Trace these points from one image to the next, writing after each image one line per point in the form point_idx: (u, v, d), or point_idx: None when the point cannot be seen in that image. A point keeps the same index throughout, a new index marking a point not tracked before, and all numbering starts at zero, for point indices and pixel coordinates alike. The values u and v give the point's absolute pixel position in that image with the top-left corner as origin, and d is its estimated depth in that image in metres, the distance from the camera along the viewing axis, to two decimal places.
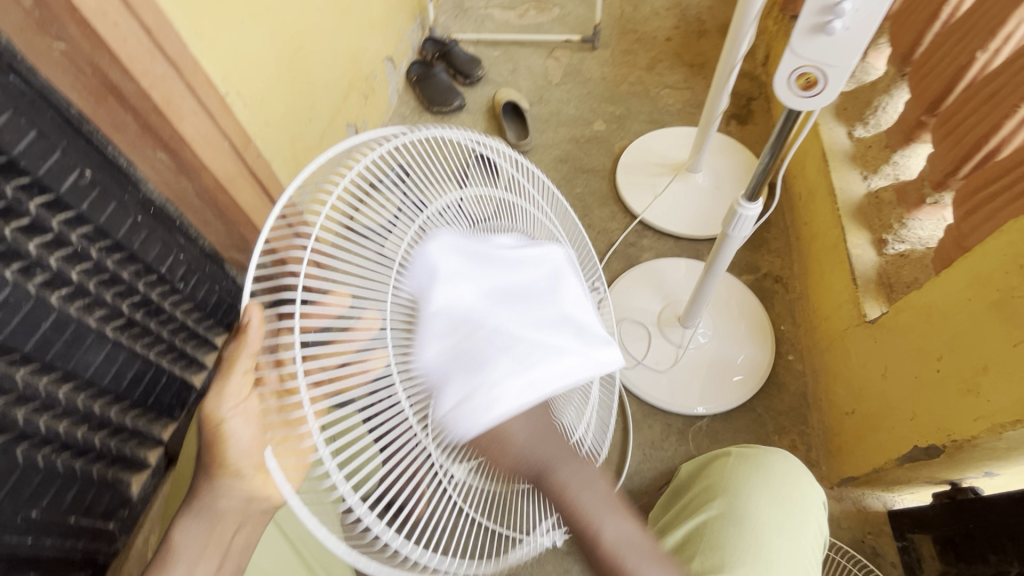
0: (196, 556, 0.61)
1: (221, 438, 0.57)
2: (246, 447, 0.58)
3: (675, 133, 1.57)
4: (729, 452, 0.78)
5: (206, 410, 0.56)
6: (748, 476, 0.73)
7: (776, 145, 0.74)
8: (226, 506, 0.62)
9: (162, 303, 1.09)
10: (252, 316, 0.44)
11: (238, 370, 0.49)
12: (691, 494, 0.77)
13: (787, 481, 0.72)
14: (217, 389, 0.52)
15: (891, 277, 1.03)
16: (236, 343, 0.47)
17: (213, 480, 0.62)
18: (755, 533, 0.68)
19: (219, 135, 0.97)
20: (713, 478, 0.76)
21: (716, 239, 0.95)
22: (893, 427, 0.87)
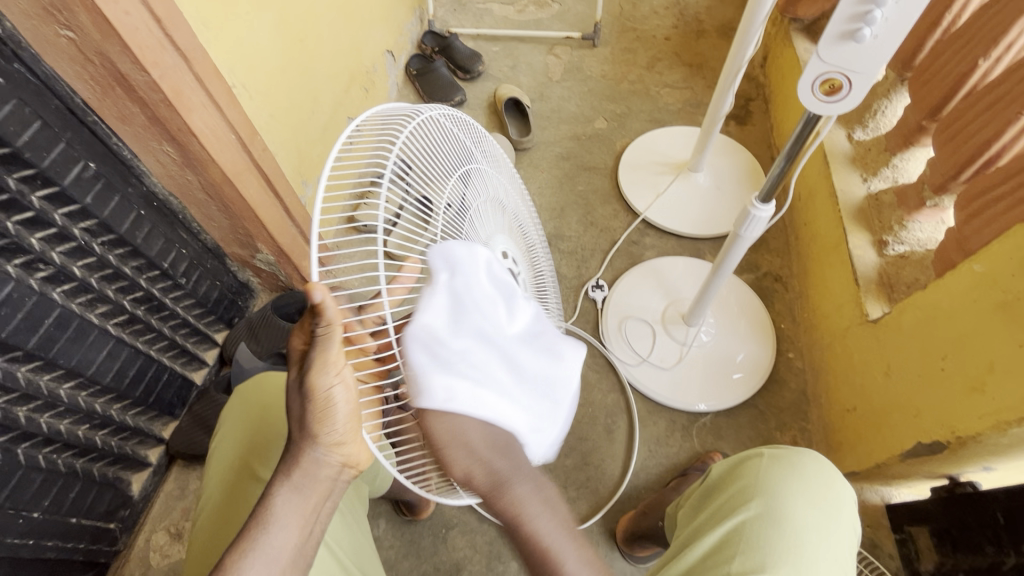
0: (290, 525, 0.58)
1: (326, 407, 0.55)
2: (346, 415, 0.56)
3: (677, 133, 1.59)
4: (760, 451, 0.72)
5: (308, 385, 0.53)
6: (783, 481, 0.67)
7: (793, 150, 0.75)
8: (324, 475, 0.59)
9: (164, 299, 1.06)
10: (321, 293, 0.47)
11: (334, 342, 0.51)
12: (718, 497, 0.70)
13: (823, 479, 0.68)
14: (319, 362, 0.52)
15: (892, 278, 1.05)
16: (321, 320, 0.50)
17: (299, 492, 0.58)
18: (794, 538, 0.63)
19: (226, 128, 0.95)
20: (746, 480, 0.69)
21: (725, 239, 0.96)
22: (896, 423, 0.90)
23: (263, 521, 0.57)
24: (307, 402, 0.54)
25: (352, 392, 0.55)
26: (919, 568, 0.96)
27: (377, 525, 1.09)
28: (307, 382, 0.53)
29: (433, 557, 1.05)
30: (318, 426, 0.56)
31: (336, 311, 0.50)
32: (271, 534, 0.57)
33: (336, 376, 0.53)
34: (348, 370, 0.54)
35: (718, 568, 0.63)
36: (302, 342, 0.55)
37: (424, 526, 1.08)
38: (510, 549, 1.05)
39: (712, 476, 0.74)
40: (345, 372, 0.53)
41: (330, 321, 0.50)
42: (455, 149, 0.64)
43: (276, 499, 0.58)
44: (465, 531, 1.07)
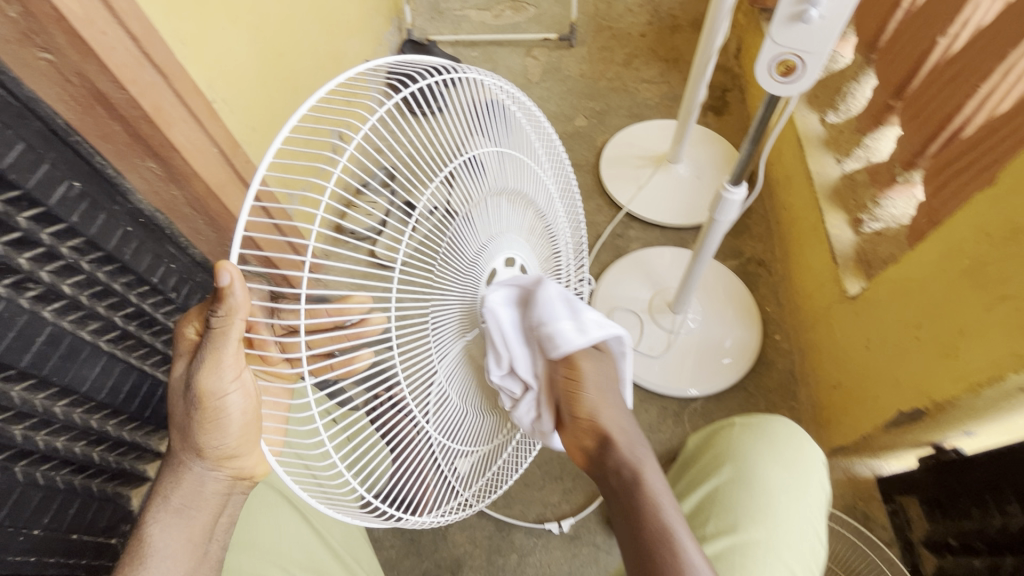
0: (180, 548, 0.58)
1: (216, 414, 0.53)
2: (244, 422, 0.55)
3: (655, 126, 1.61)
4: (732, 422, 0.74)
5: (197, 389, 0.52)
6: (754, 445, 0.69)
7: (757, 132, 0.77)
8: (212, 492, 0.59)
9: (155, 314, 1.08)
10: (230, 277, 0.44)
11: (230, 340, 0.48)
12: (694, 468, 0.72)
13: (795, 446, 0.69)
14: (209, 363, 0.50)
15: (868, 254, 1.08)
16: (222, 310, 0.46)
17: (182, 514, 0.58)
18: (765, 498, 0.65)
19: (208, 141, 0.97)
20: (718, 448, 0.71)
21: (702, 225, 0.98)
22: (880, 395, 0.92)
23: (142, 553, 0.57)
24: (197, 407, 0.53)
25: (251, 399, 0.54)
26: (911, 536, 0.99)
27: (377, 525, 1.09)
28: (200, 381, 0.52)
29: (433, 554, 1.06)
30: (205, 435, 0.55)
31: (243, 304, 0.47)
32: (152, 567, 0.57)
33: (233, 380, 0.52)
34: (248, 375, 0.53)
35: (693, 530, 0.65)
36: (193, 330, 0.54)
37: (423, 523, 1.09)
38: (508, 541, 1.06)
39: (691, 450, 0.77)
40: (245, 377, 0.52)
41: (231, 312, 0.47)
42: (475, 138, 0.64)
43: (152, 527, 0.58)
44: (464, 527, 1.08)
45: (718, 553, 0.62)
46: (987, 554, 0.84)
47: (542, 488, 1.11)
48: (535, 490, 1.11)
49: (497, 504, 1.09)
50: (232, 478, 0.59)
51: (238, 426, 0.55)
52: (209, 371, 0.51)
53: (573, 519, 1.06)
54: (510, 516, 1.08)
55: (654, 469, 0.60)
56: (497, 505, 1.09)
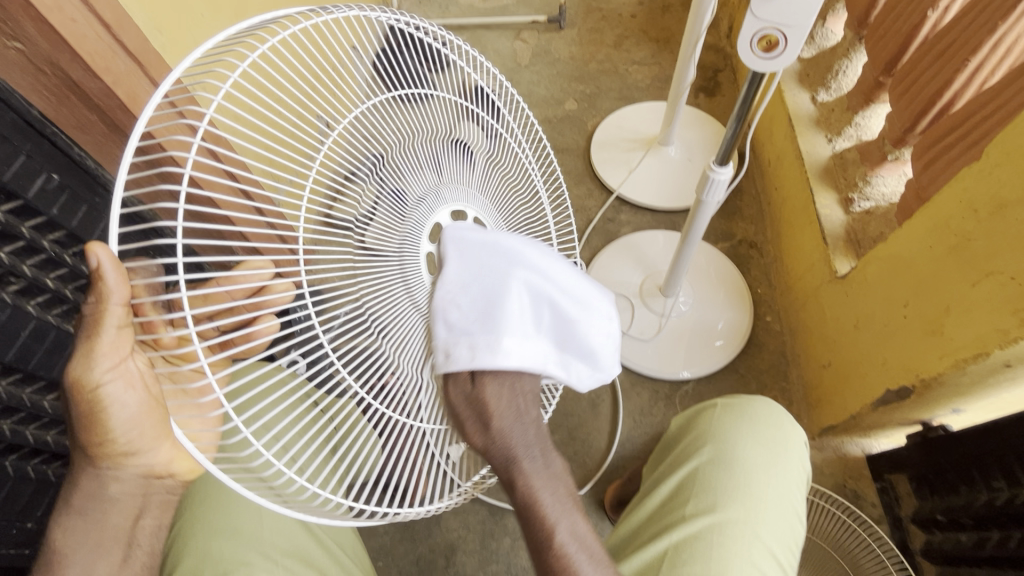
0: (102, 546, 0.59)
1: (99, 406, 0.49)
2: (131, 416, 0.51)
3: (645, 108, 1.59)
4: (713, 401, 0.74)
5: (75, 379, 0.48)
6: (735, 425, 0.69)
7: (743, 110, 0.76)
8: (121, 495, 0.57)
9: None
10: (100, 259, 0.41)
11: (106, 329, 0.45)
12: (676, 448, 0.72)
13: (776, 426, 0.69)
14: (84, 353, 0.47)
15: (858, 233, 1.07)
16: (94, 297, 0.44)
17: (85, 516, 0.58)
18: (745, 477, 0.65)
19: None
20: (699, 428, 0.71)
21: (690, 206, 0.97)
22: (867, 373, 0.91)
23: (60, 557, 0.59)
24: (77, 397, 0.50)
25: (137, 390, 0.50)
26: (900, 514, 0.99)
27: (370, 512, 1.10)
28: (77, 371, 0.48)
29: (427, 540, 1.07)
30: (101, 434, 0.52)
31: (121, 289, 0.44)
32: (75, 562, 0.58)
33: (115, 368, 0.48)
34: (133, 365, 0.49)
35: (673, 512, 0.65)
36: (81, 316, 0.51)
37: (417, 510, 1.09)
38: (502, 526, 1.07)
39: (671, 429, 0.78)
40: (125, 365, 0.48)
41: (104, 300, 0.44)
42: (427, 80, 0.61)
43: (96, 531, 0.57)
44: (458, 512, 1.08)
45: (696, 532, 0.62)
46: (974, 529, 0.85)
47: None
48: None
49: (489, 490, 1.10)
50: (143, 477, 0.56)
51: (140, 420, 0.52)
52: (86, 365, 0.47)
53: None
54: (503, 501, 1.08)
55: (573, 518, 0.52)
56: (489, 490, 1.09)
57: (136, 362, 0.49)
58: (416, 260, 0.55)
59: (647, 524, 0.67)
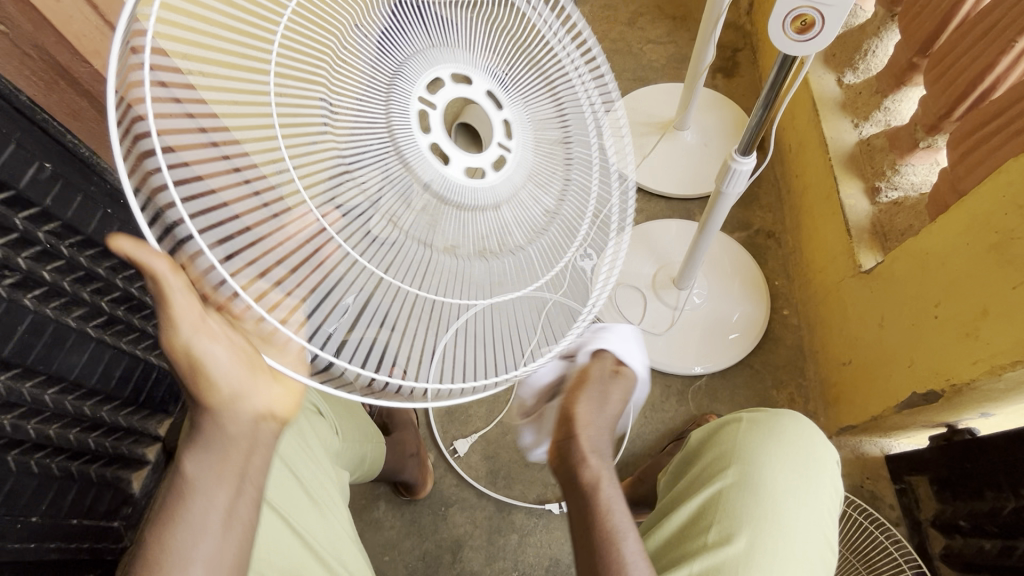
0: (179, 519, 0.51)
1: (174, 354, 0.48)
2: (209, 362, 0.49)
3: (661, 90, 1.53)
4: (739, 416, 0.70)
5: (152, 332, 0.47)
6: (763, 445, 0.66)
7: (770, 96, 0.71)
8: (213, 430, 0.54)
9: (144, 298, 1.06)
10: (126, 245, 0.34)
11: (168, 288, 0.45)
12: (697, 465, 0.69)
13: (806, 445, 0.66)
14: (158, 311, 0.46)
15: (884, 226, 1.01)
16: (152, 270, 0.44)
17: (204, 449, 0.48)
18: (771, 503, 0.62)
19: None
20: (723, 446, 0.67)
21: (709, 198, 0.92)
22: (891, 375, 0.88)
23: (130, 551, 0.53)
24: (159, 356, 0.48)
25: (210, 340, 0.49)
26: (919, 516, 0.96)
27: (376, 506, 1.09)
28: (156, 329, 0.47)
29: (433, 535, 1.06)
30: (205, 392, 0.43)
31: None
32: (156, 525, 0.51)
33: (201, 334, 0.39)
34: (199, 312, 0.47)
35: (693, 538, 0.63)
36: None
37: (423, 504, 1.08)
38: (509, 522, 1.05)
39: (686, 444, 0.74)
40: (204, 324, 0.38)
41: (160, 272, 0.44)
42: None
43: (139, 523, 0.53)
44: (465, 507, 1.07)
45: (717, 562, 0.60)
46: (999, 537, 0.82)
47: (542, 468, 1.09)
48: (535, 470, 1.09)
49: (496, 484, 1.08)
50: (259, 417, 0.46)
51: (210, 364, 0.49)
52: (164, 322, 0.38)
53: None
54: (511, 497, 1.07)
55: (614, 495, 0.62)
56: (495, 485, 1.08)
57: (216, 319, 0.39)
58: (401, 121, 0.42)
59: (664, 548, 0.64)
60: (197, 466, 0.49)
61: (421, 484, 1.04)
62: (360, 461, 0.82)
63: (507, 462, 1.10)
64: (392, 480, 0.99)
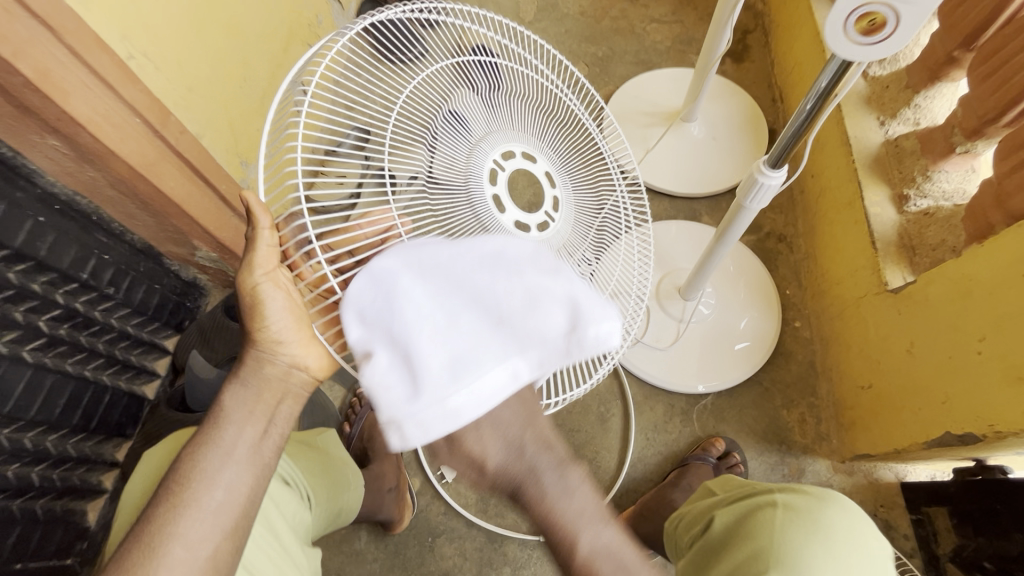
0: (242, 462, 0.52)
1: (258, 306, 0.52)
2: (286, 321, 0.53)
3: (666, 75, 1.40)
4: (774, 502, 0.64)
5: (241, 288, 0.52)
6: (804, 540, 0.61)
7: (814, 105, 0.61)
8: (273, 377, 0.54)
9: (91, 313, 0.95)
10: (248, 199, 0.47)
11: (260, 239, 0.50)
12: (727, 561, 0.62)
13: (851, 536, 0.61)
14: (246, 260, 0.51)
15: (913, 238, 0.92)
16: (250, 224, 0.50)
17: (246, 389, 0.54)
18: None
19: (126, 110, 0.79)
20: (761, 541, 0.62)
21: (726, 207, 0.82)
22: (920, 408, 0.80)
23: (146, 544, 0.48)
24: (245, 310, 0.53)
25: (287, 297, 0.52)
26: (937, 551, 0.90)
27: (357, 537, 1.00)
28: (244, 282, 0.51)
29: (419, 569, 0.98)
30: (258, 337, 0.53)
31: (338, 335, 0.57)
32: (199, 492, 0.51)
33: (268, 279, 0.51)
34: (280, 273, 0.52)
35: None
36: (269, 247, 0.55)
37: (408, 535, 1.00)
38: (501, 554, 0.98)
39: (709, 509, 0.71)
40: (276, 273, 0.52)
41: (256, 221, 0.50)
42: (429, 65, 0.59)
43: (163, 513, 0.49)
44: (453, 538, 0.99)
45: None
46: None
47: None
48: None
49: (487, 513, 1.01)
50: (290, 367, 0.55)
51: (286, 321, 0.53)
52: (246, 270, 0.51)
53: None
54: (502, 527, 0.99)
55: (596, 529, 0.58)
56: (487, 513, 1.01)
57: (285, 272, 0.52)
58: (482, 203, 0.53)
59: None
60: (233, 401, 0.53)
61: (398, 517, 0.96)
62: (332, 515, 0.73)
63: (498, 488, 1.02)
64: (370, 519, 0.91)
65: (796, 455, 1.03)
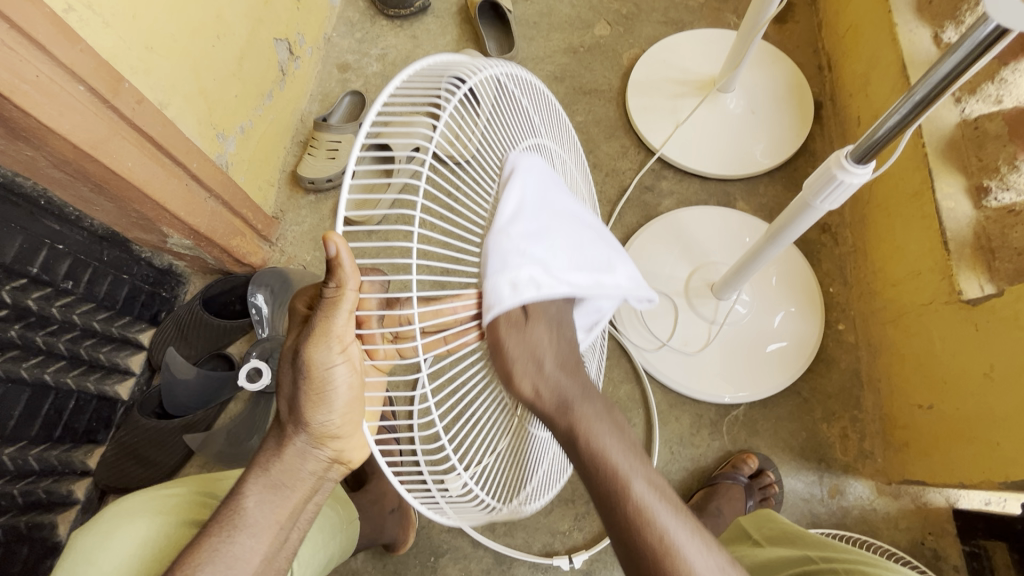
0: (262, 531, 0.50)
1: (321, 386, 0.45)
2: (348, 397, 0.46)
3: (699, 38, 1.24)
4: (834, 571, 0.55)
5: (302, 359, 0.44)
6: None
7: (930, 90, 0.48)
8: (309, 471, 0.51)
9: (46, 311, 0.83)
10: (338, 247, 0.37)
11: (342, 313, 0.40)
12: None
13: None
14: (318, 333, 0.42)
15: (993, 240, 0.79)
16: (332, 282, 0.39)
17: (277, 491, 0.50)
18: None
19: (64, 75, 0.65)
20: None
21: (787, 205, 0.69)
22: (1000, 442, 0.72)
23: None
24: (303, 380, 0.45)
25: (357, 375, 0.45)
26: None
27: (353, 555, 0.92)
28: (306, 354, 0.43)
29: None
30: (311, 410, 0.47)
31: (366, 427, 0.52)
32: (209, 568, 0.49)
33: (339, 354, 0.43)
34: (356, 350, 0.44)
35: None
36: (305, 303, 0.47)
37: (409, 554, 0.92)
38: None
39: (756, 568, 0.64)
40: (353, 350, 0.44)
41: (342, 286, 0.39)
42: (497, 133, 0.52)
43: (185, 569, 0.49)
44: (458, 559, 0.91)
45: None
46: None
47: (550, 514, 0.93)
48: (541, 516, 0.93)
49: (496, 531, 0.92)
50: (332, 460, 0.51)
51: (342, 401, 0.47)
52: (319, 341, 0.43)
53: (587, 554, 0.89)
54: (512, 547, 0.91)
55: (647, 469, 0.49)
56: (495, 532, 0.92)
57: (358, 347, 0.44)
58: None
59: None
60: (257, 505, 0.50)
61: (405, 538, 0.87)
62: (325, 563, 0.67)
63: None
64: (370, 544, 0.83)
65: (836, 475, 0.94)
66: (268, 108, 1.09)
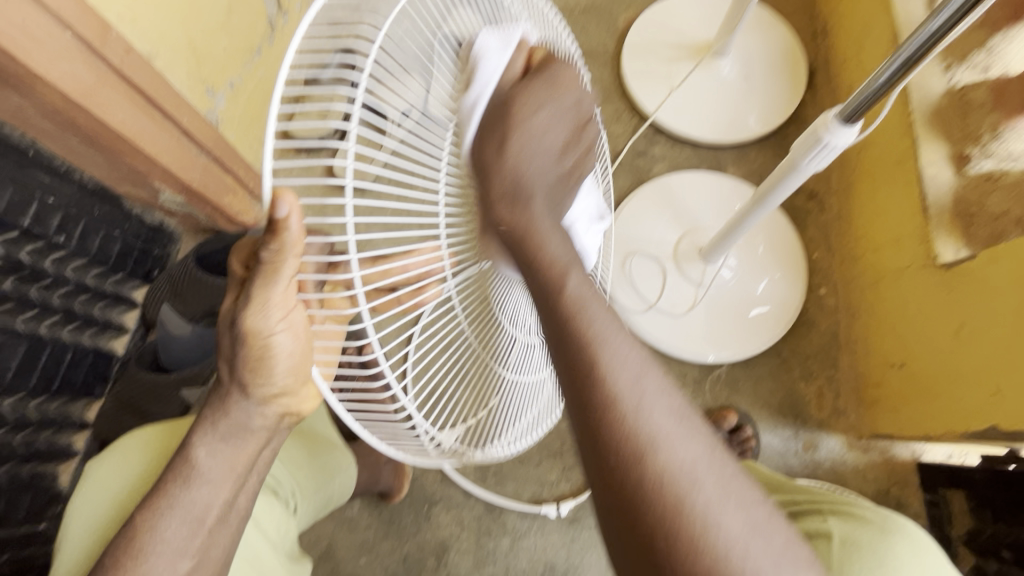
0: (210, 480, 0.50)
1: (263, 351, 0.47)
2: (293, 363, 0.48)
3: (696, 1, 1.22)
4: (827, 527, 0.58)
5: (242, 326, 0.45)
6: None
7: (917, 51, 0.50)
8: (259, 426, 0.52)
9: (40, 265, 0.83)
10: (289, 208, 0.36)
11: (280, 280, 0.41)
12: None
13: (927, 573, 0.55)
14: (256, 300, 0.43)
15: (971, 206, 0.81)
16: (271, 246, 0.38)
17: (226, 443, 0.50)
18: None
19: (52, 21, 0.63)
20: None
21: (774, 168, 0.71)
22: (964, 396, 0.77)
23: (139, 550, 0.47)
24: (244, 344, 0.47)
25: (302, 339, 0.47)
26: (949, 533, 0.88)
27: (349, 504, 0.96)
28: (245, 319, 0.45)
29: (415, 537, 0.95)
30: (252, 372, 0.49)
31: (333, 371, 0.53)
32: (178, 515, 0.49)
33: (280, 318, 0.45)
34: (297, 313, 0.45)
35: None
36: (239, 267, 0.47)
37: (403, 503, 0.96)
38: (500, 524, 0.95)
39: None
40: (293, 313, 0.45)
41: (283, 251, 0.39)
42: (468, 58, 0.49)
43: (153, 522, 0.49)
44: (450, 507, 0.95)
45: None
46: None
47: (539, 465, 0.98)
48: (531, 467, 0.98)
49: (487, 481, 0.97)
50: (282, 415, 0.52)
51: (288, 365, 0.48)
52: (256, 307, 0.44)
53: (573, 502, 0.94)
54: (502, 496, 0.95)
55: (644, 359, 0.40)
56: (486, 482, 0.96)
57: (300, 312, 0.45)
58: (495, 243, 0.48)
59: None
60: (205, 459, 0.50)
61: (399, 488, 0.91)
62: (322, 504, 0.72)
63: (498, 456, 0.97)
64: (365, 491, 0.87)
65: (810, 430, 0.99)
66: (257, 64, 1.07)
